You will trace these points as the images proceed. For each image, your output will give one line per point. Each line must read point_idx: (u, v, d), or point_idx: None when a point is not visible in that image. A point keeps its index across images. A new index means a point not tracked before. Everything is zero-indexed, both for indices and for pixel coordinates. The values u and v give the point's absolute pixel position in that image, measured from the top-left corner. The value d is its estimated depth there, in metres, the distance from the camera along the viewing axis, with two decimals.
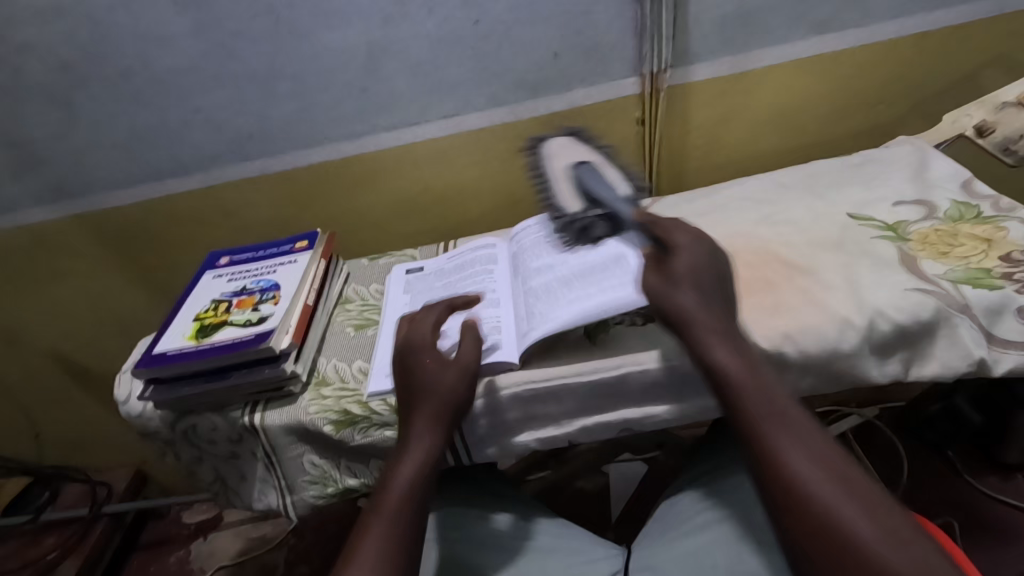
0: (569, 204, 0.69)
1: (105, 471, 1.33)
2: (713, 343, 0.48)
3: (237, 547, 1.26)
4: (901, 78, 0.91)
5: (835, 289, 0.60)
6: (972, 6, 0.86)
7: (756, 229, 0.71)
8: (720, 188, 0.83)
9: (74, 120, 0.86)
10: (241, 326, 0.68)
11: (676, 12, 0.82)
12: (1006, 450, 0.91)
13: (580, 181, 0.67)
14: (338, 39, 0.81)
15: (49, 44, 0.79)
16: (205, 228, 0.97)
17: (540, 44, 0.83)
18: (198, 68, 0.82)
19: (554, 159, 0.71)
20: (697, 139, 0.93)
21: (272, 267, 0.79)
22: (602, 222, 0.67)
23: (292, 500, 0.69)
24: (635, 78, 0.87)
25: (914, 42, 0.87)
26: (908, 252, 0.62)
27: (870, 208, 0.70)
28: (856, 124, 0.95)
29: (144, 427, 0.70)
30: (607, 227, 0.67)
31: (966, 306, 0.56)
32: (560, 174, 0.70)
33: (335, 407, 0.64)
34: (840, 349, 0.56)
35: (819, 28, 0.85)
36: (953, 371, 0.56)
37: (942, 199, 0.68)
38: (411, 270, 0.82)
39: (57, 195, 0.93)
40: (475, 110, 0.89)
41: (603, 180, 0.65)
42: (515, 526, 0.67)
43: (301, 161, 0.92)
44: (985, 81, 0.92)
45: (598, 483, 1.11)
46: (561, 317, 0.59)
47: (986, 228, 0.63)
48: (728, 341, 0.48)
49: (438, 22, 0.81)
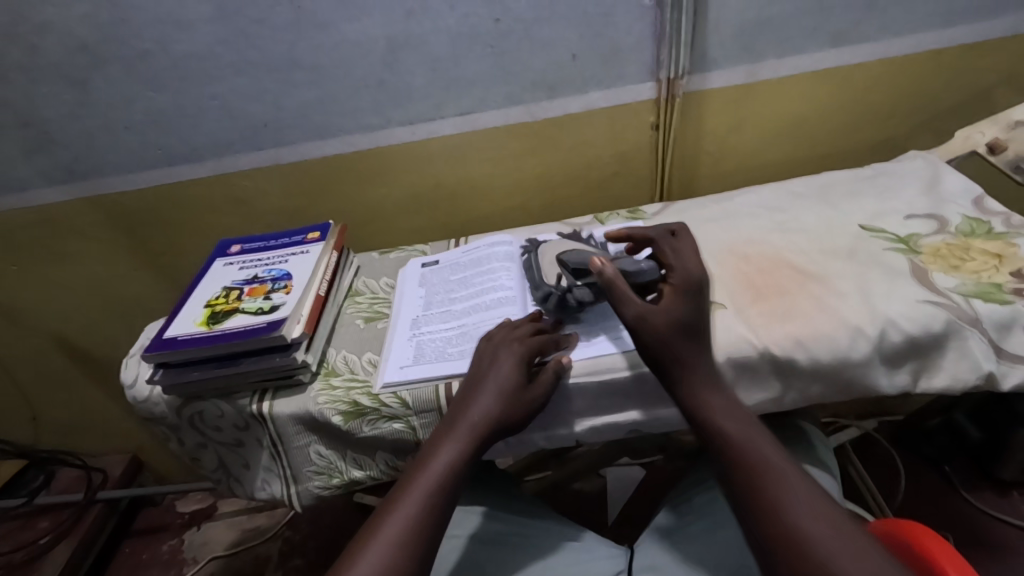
0: (549, 275, 0.67)
1: (100, 457, 1.33)
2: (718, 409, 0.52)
3: (230, 538, 1.26)
4: (914, 93, 0.91)
5: (847, 297, 0.60)
6: (988, 24, 0.86)
7: (768, 236, 0.72)
8: (732, 195, 0.83)
9: (89, 102, 0.86)
10: (253, 314, 0.68)
11: (695, 18, 0.82)
12: (1003, 467, 0.90)
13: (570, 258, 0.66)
14: (359, 32, 0.81)
15: (69, 25, 0.79)
16: (215, 216, 0.97)
17: (559, 44, 0.84)
18: (217, 55, 0.82)
19: (545, 250, 0.71)
20: (710, 146, 0.94)
21: (284, 257, 0.79)
22: (582, 287, 0.64)
23: (296, 490, 0.69)
24: (652, 83, 0.88)
25: (928, 58, 0.88)
26: (920, 264, 0.63)
27: (882, 220, 0.71)
28: (867, 137, 0.96)
29: (150, 411, 0.70)
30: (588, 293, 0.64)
31: (976, 319, 0.56)
32: (546, 260, 0.69)
33: (345, 398, 0.64)
34: (851, 357, 0.57)
35: (836, 39, 0.86)
36: (961, 384, 0.57)
37: (954, 214, 0.69)
38: (426, 263, 0.83)
39: (69, 177, 0.93)
40: (491, 108, 0.89)
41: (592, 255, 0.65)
42: (518, 523, 0.67)
43: (315, 152, 0.92)
44: (996, 99, 0.93)
45: (597, 484, 1.12)
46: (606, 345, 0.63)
47: (998, 244, 0.64)
48: (734, 408, 0.52)
49: (459, 18, 0.81)
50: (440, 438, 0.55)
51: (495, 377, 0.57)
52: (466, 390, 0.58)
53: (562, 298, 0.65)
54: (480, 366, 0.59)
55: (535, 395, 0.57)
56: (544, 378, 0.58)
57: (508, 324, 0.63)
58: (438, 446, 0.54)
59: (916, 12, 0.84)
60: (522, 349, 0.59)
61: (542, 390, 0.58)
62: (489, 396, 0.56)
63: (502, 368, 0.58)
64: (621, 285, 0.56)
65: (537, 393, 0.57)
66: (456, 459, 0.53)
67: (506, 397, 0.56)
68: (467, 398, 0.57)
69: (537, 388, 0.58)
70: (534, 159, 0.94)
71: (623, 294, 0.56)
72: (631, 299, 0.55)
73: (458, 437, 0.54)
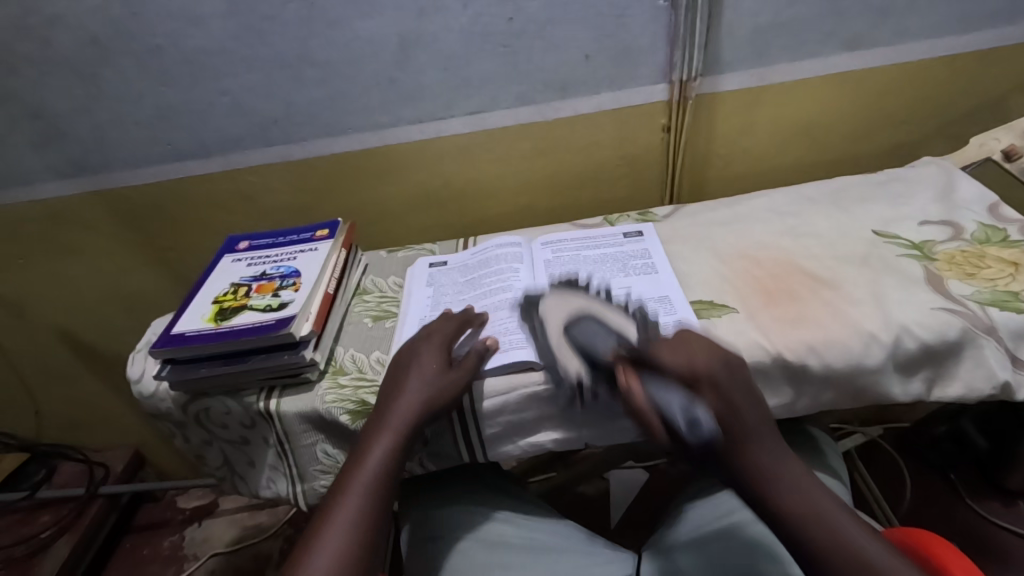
0: (568, 366, 0.60)
1: (102, 451, 1.32)
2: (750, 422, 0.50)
3: (231, 535, 1.26)
4: (928, 99, 0.91)
5: (861, 303, 0.60)
6: (1004, 31, 0.86)
7: (781, 240, 0.72)
8: (743, 198, 0.83)
9: (99, 96, 0.85)
10: (261, 311, 0.68)
11: (710, 21, 0.82)
12: (1008, 476, 0.89)
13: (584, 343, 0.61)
14: (371, 29, 0.81)
15: (80, 18, 0.79)
16: (222, 212, 0.97)
17: (572, 45, 0.83)
18: (229, 51, 0.82)
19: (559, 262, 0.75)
20: (720, 149, 0.94)
21: (292, 254, 0.79)
22: (601, 385, 0.59)
23: (302, 489, 0.68)
24: (664, 85, 0.87)
25: (942, 64, 0.88)
26: (935, 271, 0.62)
27: (896, 226, 0.71)
28: (879, 142, 0.95)
29: (156, 407, 0.70)
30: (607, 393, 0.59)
31: (991, 328, 0.56)
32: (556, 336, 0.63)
33: (353, 398, 0.64)
34: (865, 364, 0.57)
35: (851, 44, 0.85)
36: (975, 393, 0.56)
37: (968, 221, 0.69)
38: (434, 263, 0.82)
39: (77, 170, 0.93)
40: (502, 108, 0.89)
41: (602, 337, 0.60)
42: (524, 525, 0.66)
43: (325, 149, 0.91)
44: (1010, 106, 0.93)
45: (600, 487, 1.12)
46: None
47: (1013, 252, 0.63)
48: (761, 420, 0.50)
49: (473, 17, 0.81)
50: (372, 431, 0.57)
51: (417, 371, 0.60)
52: (391, 385, 0.60)
53: (579, 395, 0.60)
54: (400, 363, 0.62)
55: (458, 378, 0.59)
56: (464, 359, 0.61)
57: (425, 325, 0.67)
58: (370, 440, 0.56)
59: (932, 17, 0.84)
60: (441, 342, 0.63)
61: (467, 369, 0.60)
62: (412, 389, 0.58)
63: (423, 361, 0.60)
64: (641, 402, 0.52)
65: (459, 376, 0.59)
66: (388, 452, 0.55)
67: (428, 387, 0.58)
68: (394, 392, 0.59)
69: (460, 369, 0.60)
70: (544, 159, 0.93)
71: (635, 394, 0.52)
72: (656, 421, 0.51)
73: (390, 429, 0.56)
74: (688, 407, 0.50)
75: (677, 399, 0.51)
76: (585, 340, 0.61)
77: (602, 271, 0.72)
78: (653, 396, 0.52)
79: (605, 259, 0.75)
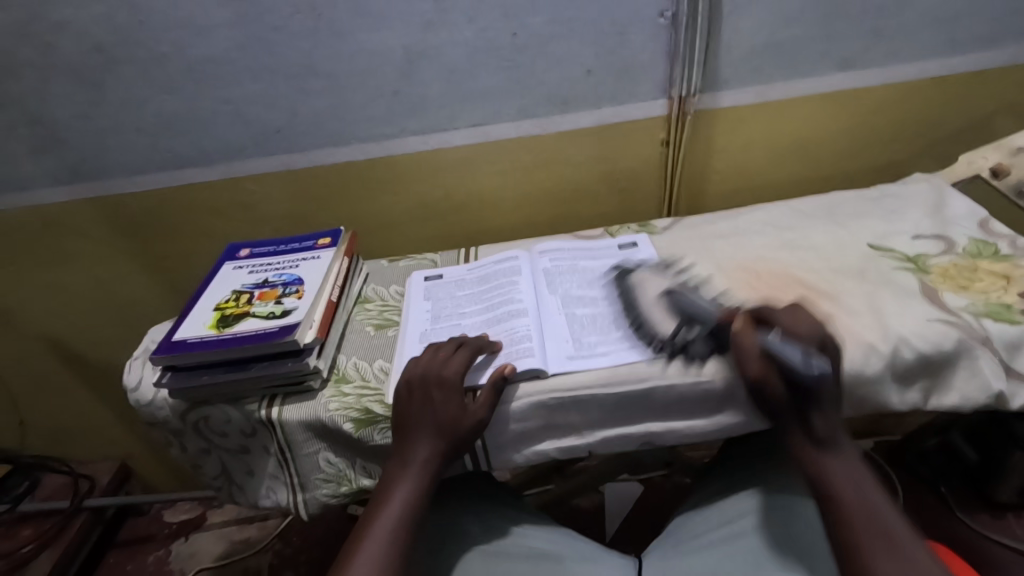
0: (664, 327, 0.65)
1: (87, 464, 1.29)
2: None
3: (220, 549, 1.23)
4: (918, 118, 0.94)
5: (861, 315, 0.61)
6: (991, 54, 0.89)
7: (779, 253, 0.73)
8: (741, 212, 0.84)
9: (102, 102, 0.85)
10: (264, 318, 0.68)
11: (709, 39, 0.84)
12: (998, 490, 0.87)
13: (677, 306, 0.67)
14: (377, 41, 0.82)
15: (86, 25, 0.79)
16: (221, 220, 0.97)
17: (574, 60, 0.85)
18: (234, 59, 0.83)
19: (550, 273, 0.77)
20: (719, 165, 0.96)
21: (294, 262, 0.79)
22: (702, 338, 0.63)
23: (303, 498, 0.68)
24: (664, 101, 0.89)
25: (932, 84, 0.91)
26: (929, 283, 0.64)
27: (890, 240, 0.72)
28: (871, 160, 0.98)
29: (153, 415, 0.69)
30: (707, 345, 0.62)
31: (986, 338, 0.58)
32: (649, 304, 0.69)
33: (357, 406, 0.64)
34: (865, 373, 0.57)
35: (844, 64, 0.88)
36: (972, 403, 0.57)
37: (960, 236, 0.71)
38: (431, 276, 0.82)
39: (75, 177, 0.92)
40: (504, 121, 0.90)
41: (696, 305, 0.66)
42: (526, 535, 0.66)
43: (326, 159, 0.92)
44: (996, 127, 0.96)
45: (595, 500, 1.11)
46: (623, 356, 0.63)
47: (1004, 265, 0.65)
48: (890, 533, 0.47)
49: (477, 31, 0.82)
50: (397, 472, 0.58)
51: (435, 411, 0.59)
52: (405, 423, 0.59)
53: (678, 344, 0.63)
54: (411, 398, 0.60)
55: (478, 416, 0.59)
56: (480, 396, 0.60)
57: (432, 348, 0.64)
58: (395, 481, 0.57)
59: (920, 40, 0.87)
60: (452, 377, 0.60)
61: (483, 407, 0.59)
62: (432, 430, 0.58)
63: (439, 401, 0.59)
64: (747, 349, 0.56)
65: (477, 412, 0.59)
66: (413, 494, 0.56)
67: (446, 429, 0.58)
68: (412, 433, 0.59)
69: (476, 406, 0.59)
70: (545, 172, 0.95)
71: (746, 353, 0.56)
72: (760, 360, 0.55)
73: (414, 467, 0.58)
74: (805, 354, 0.54)
75: (795, 351, 0.55)
76: (681, 304, 0.67)
77: (601, 277, 0.75)
78: (765, 342, 0.56)
79: (602, 266, 0.77)
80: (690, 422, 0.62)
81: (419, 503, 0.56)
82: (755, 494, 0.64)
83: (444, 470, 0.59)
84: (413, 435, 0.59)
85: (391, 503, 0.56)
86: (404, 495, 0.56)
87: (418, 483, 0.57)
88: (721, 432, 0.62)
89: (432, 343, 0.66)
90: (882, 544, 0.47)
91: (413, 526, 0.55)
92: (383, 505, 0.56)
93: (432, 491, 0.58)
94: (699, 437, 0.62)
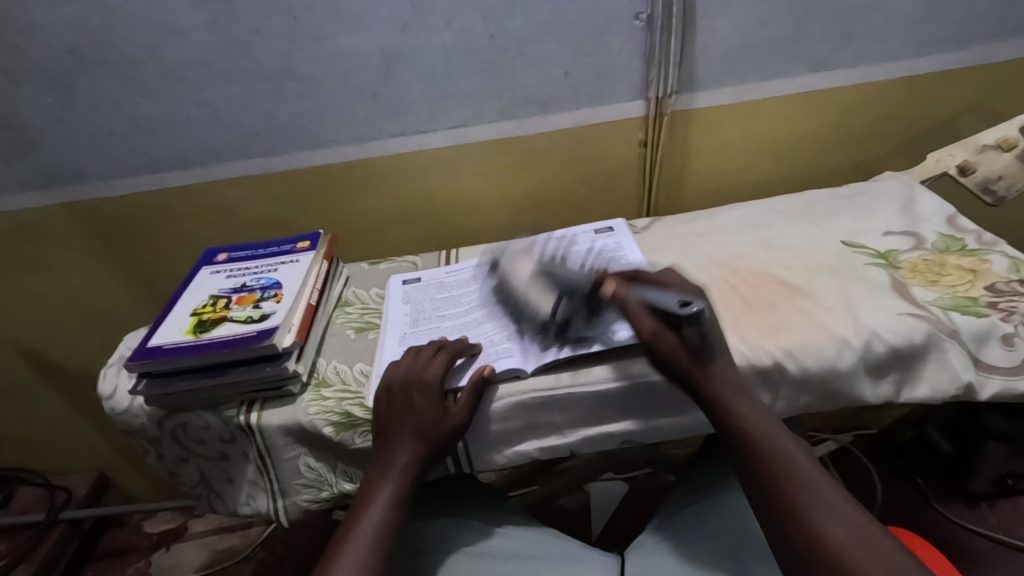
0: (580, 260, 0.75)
1: (63, 476, 1.26)
2: (789, 483, 0.48)
3: (201, 559, 1.21)
4: (888, 117, 0.96)
5: (833, 310, 0.62)
6: (957, 55, 0.91)
7: (756, 251, 0.74)
8: (720, 210, 0.85)
9: (73, 106, 0.84)
10: (242, 323, 0.67)
11: (684, 39, 0.85)
12: (972, 480, 0.87)
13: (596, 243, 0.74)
14: (354, 44, 0.82)
15: (56, 28, 0.78)
16: (198, 225, 0.96)
17: (551, 62, 0.86)
18: (209, 63, 0.82)
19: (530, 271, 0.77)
20: (697, 164, 0.97)
21: (273, 266, 0.78)
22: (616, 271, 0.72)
23: (284, 504, 0.67)
24: (641, 102, 0.90)
25: (901, 84, 0.93)
26: (900, 279, 0.66)
27: (862, 236, 0.74)
28: (843, 160, 1.00)
29: (128, 424, 0.68)
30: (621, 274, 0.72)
31: (954, 331, 0.59)
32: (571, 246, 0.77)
33: (337, 409, 0.63)
34: (838, 367, 0.59)
35: (816, 65, 0.90)
36: (942, 394, 0.58)
37: (930, 232, 0.72)
38: (409, 279, 0.82)
39: (47, 182, 0.91)
40: (484, 123, 0.90)
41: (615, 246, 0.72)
42: (509, 535, 0.66)
43: (305, 161, 0.91)
44: (964, 125, 0.98)
45: (580, 500, 1.12)
46: (604, 349, 0.63)
47: (971, 260, 0.67)
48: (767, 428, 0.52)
49: (455, 34, 0.82)
50: (376, 478, 0.58)
51: (413, 415, 0.59)
52: (384, 429, 0.59)
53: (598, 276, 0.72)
54: (392, 402, 0.60)
55: (456, 420, 0.59)
56: (461, 399, 0.60)
57: (412, 352, 0.64)
58: (376, 486, 0.57)
59: (889, 43, 0.89)
60: (432, 380, 0.60)
61: (464, 410, 0.59)
62: (410, 436, 0.58)
63: (418, 405, 0.59)
64: (633, 308, 0.59)
65: (457, 415, 0.59)
66: (395, 496, 0.56)
67: (425, 433, 0.58)
68: (390, 438, 0.59)
69: (455, 411, 0.59)
70: (525, 173, 0.95)
71: (637, 312, 0.58)
72: (648, 317, 0.57)
73: (394, 471, 0.57)
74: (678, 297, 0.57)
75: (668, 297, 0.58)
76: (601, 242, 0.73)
77: (580, 273, 0.75)
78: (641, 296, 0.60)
79: (582, 261, 0.77)
80: (670, 420, 0.62)
81: (401, 506, 0.56)
82: (736, 491, 0.65)
83: (425, 474, 0.59)
84: (395, 439, 0.58)
85: (372, 508, 0.56)
86: (385, 500, 0.56)
87: (400, 486, 0.57)
88: (700, 429, 0.63)
89: (409, 347, 0.66)
90: (770, 443, 0.51)
91: (395, 526, 0.55)
92: (364, 508, 0.56)
93: (414, 496, 0.58)
94: (678, 434, 0.63)
